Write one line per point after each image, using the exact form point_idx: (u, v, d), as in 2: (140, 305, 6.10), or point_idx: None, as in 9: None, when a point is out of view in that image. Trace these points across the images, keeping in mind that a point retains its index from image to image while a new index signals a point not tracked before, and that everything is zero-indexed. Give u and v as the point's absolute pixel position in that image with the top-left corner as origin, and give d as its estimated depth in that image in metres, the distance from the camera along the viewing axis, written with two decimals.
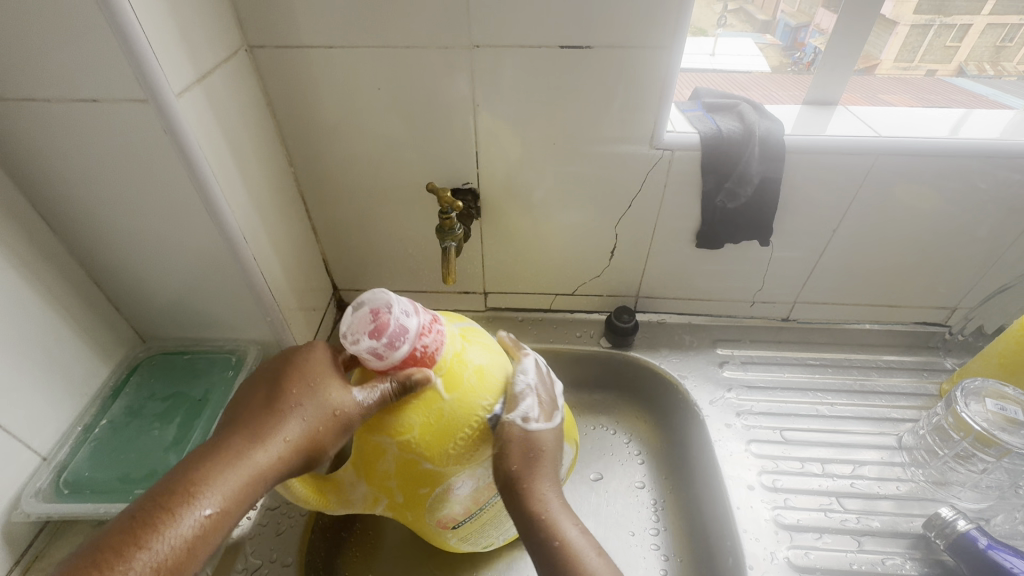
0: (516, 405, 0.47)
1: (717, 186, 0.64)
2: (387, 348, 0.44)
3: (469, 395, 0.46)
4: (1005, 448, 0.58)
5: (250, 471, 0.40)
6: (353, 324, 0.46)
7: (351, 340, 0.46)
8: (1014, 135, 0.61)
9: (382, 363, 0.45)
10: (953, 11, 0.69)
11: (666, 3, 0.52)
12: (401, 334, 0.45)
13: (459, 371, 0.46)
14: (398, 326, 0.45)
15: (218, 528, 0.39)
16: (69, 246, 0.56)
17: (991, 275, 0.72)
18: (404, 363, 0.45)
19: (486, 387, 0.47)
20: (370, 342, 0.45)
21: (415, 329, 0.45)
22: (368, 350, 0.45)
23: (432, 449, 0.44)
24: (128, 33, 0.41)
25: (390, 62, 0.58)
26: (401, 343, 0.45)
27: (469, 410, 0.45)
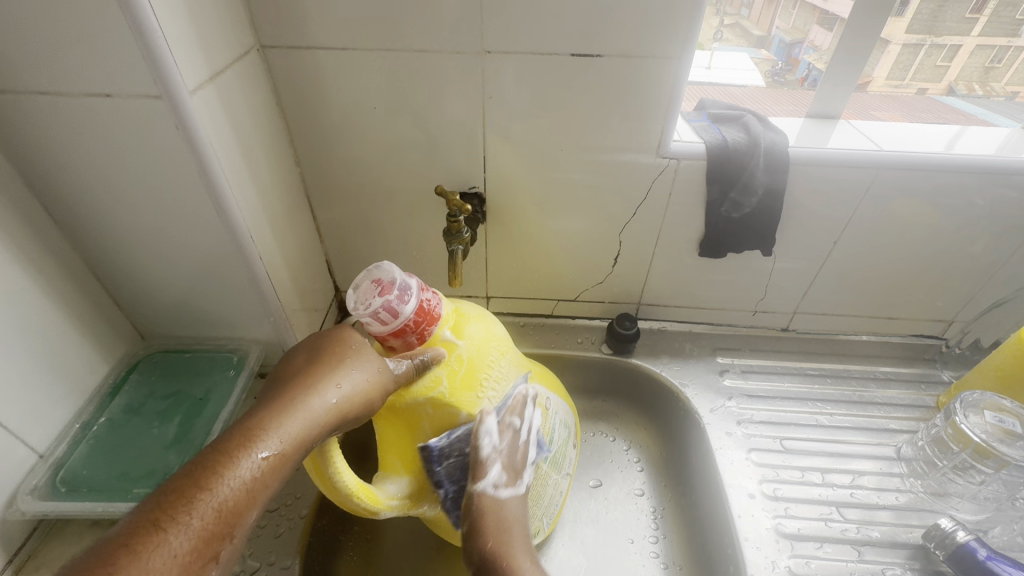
0: (482, 474, 0.48)
1: (722, 195, 0.64)
2: (398, 303, 0.47)
3: (480, 345, 0.50)
4: (1003, 460, 0.58)
5: (306, 419, 0.40)
6: (355, 298, 0.47)
7: (357, 309, 0.47)
8: (1011, 152, 0.63)
9: (394, 320, 0.46)
10: (943, 31, 0.70)
11: (676, 13, 0.53)
12: (406, 289, 0.47)
13: (466, 326, 0.51)
14: (403, 283, 0.47)
15: (276, 472, 0.38)
16: (74, 241, 0.55)
17: (987, 289, 0.73)
18: (416, 318, 0.47)
19: (491, 339, 0.52)
20: (382, 299, 0.46)
21: (417, 286, 0.48)
22: (380, 310, 0.46)
23: (463, 400, 0.48)
24: (146, 28, 0.41)
25: (401, 66, 0.58)
26: (408, 298, 0.47)
27: (484, 356, 0.50)
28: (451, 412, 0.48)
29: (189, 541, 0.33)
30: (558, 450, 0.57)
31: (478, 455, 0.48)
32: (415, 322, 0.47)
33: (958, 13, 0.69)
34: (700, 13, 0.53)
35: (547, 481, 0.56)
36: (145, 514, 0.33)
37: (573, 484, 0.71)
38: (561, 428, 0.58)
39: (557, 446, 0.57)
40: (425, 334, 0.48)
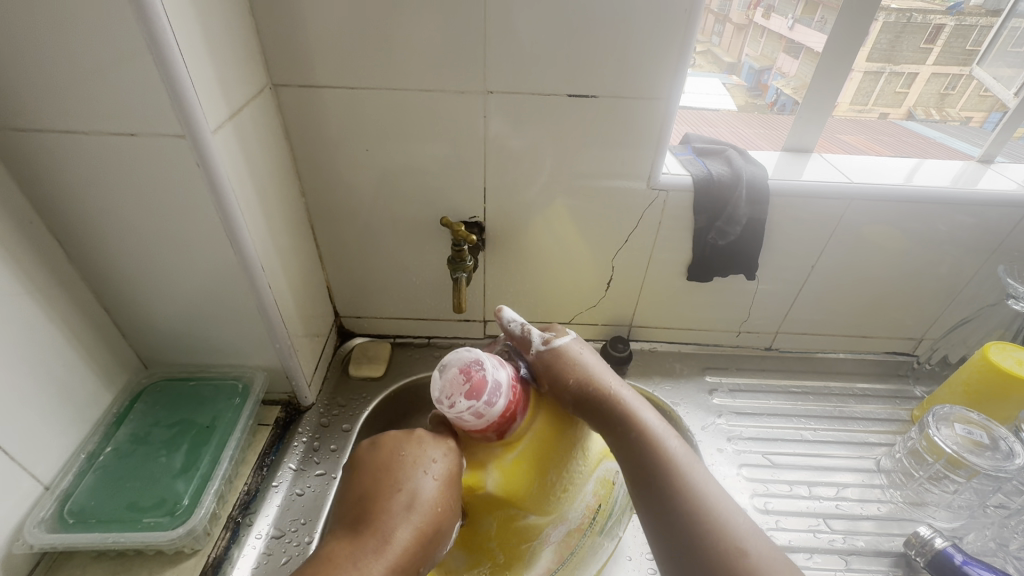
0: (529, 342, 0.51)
1: (708, 224, 0.69)
2: (487, 406, 0.42)
3: (574, 445, 0.47)
4: (973, 469, 0.62)
5: (396, 550, 0.39)
6: (442, 390, 0.43)
7: (447, 406, 0.43)
8: (966, 183, 0.69)
9: (485, 420, 0.43)
10: (900, 60, 0.75)
11: (664, 59, 0.58)
12: (497, 389, 0.43)
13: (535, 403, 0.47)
14: (494, 380, 0.43)
15: None
16: (83, 272, 0.56)
17: (952, 308, 0.79)
18: (500, 419, 0.44)
19: (585, 440, 0.48)
20: (470, 401, 0.42)
21: (506, 385, 0.44)
22: (467, 411, 0.42)
23: (532, 504, 0.46)
24: (174, 75, 0.43)
25: (407, 105, 0.61)
26: (498, 398, 0.43)
27: (569, 453, 0.47)
28: (515, 514, 0.46)
29: None
30: (615, 519, 0.54)
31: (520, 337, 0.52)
32: (498, 424, 0.44)
33: (913, 44, 0.73)
34: (686, 60, 0.58)
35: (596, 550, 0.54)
36: None
37: None
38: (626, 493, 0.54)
39: (614, 517, 0.54)
40: (507, 430, 0.45)
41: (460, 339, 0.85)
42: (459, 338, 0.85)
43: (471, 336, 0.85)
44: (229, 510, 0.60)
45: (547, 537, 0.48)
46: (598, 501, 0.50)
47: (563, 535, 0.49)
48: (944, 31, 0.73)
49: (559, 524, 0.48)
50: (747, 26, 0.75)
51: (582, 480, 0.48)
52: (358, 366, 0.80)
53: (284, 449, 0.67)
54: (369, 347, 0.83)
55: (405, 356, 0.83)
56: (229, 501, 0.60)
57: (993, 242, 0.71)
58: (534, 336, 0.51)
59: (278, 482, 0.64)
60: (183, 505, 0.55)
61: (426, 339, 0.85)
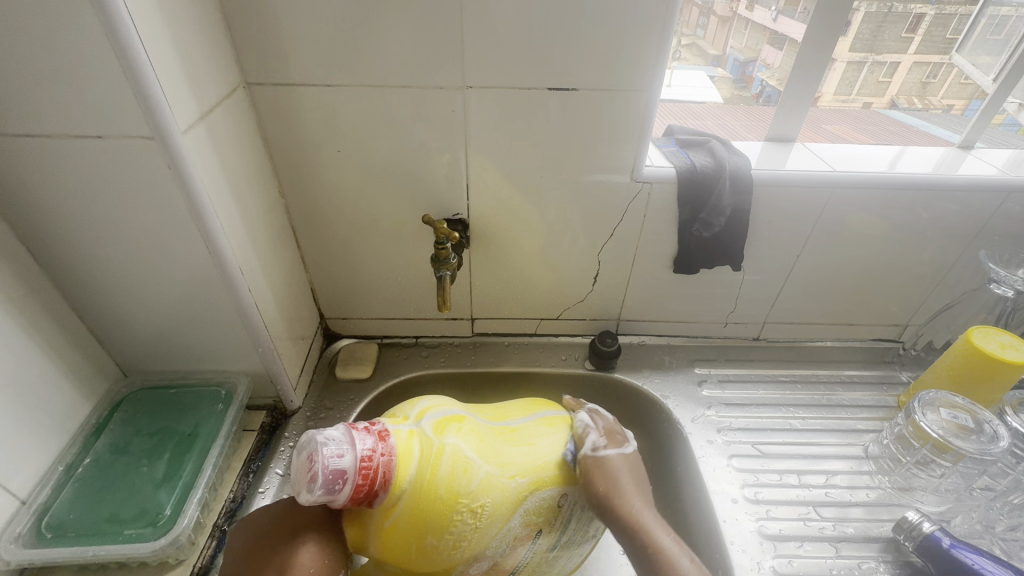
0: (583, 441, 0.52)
1: (692, 216, 0.68)
2: (329, 492, 0.43)
3: (444, 508, 0.44)
4: (959, 453, 0.62)
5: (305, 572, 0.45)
6: (295, 476, 0.45)
7: (296, 493, 0.44)
8: (947, 169, 0.69)
9: (337, 501, 0.43)
10: (883, 49, 0.75)
11: (643, 50, 0.57)
12: (338, 476, 0.43)
13: (406, 470, 0.44)
14: (333, 470, 0.43)
15: None
16: (56, 279, 0.55)
17: (937, 293, 0.79)
18: (352, 500, 0.44)
19: (461, 498, 0.45)
20: (311, 492, 0.43)
21: (351, 471, 0.43)
22: (316, 498, 0.43)
23: (419, 561, 0.46)
24: (140, 74, 0.42)
25: (384, 101, 0.60)
26: (342, 484, 0.43)
27: (442, 516, 0.44)
28: (412, 568, 0.47)
29: None
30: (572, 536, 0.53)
31: (575, 431, 0.53)
32: (353, 501, 0.44)
33: (894, 33, 0.73)
34: (666, 50, 0.57)
35: (559, 557, 0.54)
36: None
37: None
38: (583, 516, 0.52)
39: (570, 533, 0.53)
40: (371, 502, 0.44)
41: (448, 338, 0.84)
42: (446, 337, 0.85)
43: (459, 335, 0.84)
44: (215, 519, 0.59)
45: (466, 575, 0.49)
46: (522, 531, 0.49)
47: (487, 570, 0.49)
48: (926, 19, 0.73)
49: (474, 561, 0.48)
50: (732, 18, 0.75)
51: (477, 531, 0.46)
52: (345, 368, 0.79)
53: (271, 454, 0.66)
54: (356, 349, 0.82)
55: (392, 356, 0.82)
56: (215, 509, 0.59)
57: (975, 227, 0.71)
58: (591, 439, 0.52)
59: (266, 488, 0.63)
60: (165, 515, 0.54)
61: (414, 339, 0.84)
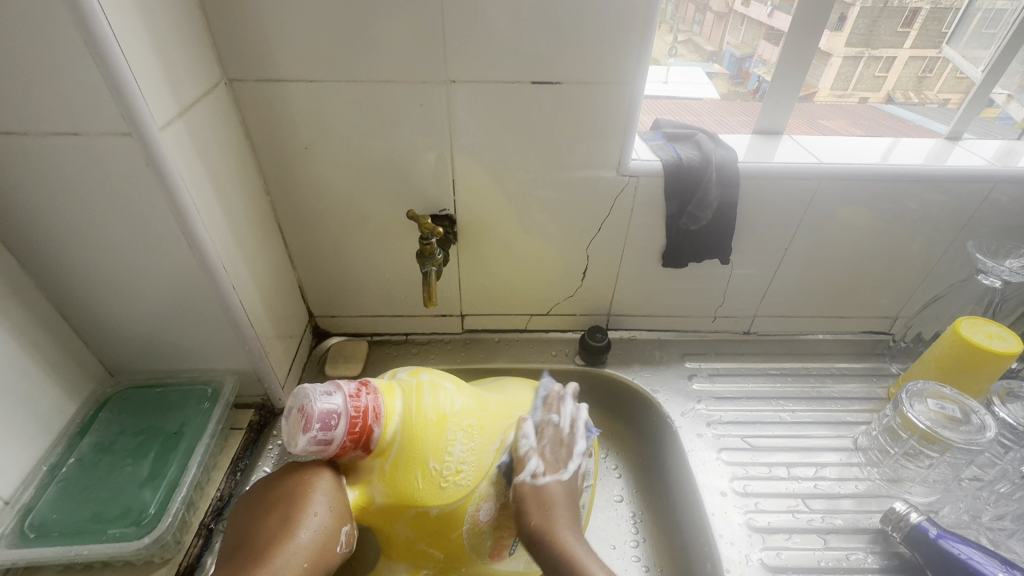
0: (522, 465, 0.51)
1: (680, 210, 0.68)
2: (325, 433, 0.46)
3: (435, 427, 0.49)
4: (947, 443, 0.62)
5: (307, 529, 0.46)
6: (288, 431, 0.48)
7: (294, 444, 0.47)
8: (935, 160, 0.69)
9: (334, 443, 0.47)
10: (879, 44, 0.75)
11: (627, 42, 0.57)
12: (331, 415, 0.46)
13: (393, 404, 0.49)
14: (325, 410, 0.46)
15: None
16: (37, 279, 0.55)
17: (926, 285, 0.79)
18: (349, 437, 0.47)
19: (448, 417, 0.50)
20: (308, 435, 0.46)
21: (344, 408, 0.47)
22: (313, 442, 0.46)
23: (426, 493, 0.49)
24: (115, 70, 0.42)
25: (367, 96, 0.60)
26: (336, 421, 0.46)
27: (436, 437, 0.49)
28: (420, 512, 0.50)
29: None
30: None
31: (517, 450, 0.52)
32: (352, 441, 0.47)
33: (891, 28, 0.73)
34: (649, 42, 0.57)
35: None
36: None
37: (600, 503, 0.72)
38: None
39: None
40: (368, 441, 0.48)
41: (437, 335, 0.84)
42: (436, 334, 0.85)
43: (448, 331, 0.84)
44: (202, 517, 0.58)
45: (475, 518, 0.51)
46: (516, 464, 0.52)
47: (495, 513, 0.51)
48: (920, 15, 0.73)
49: (477, 505, 0.50)
50: (728, 14, 0.76)
51: (473, 451, 0.50)
52: (334, 366, 0.78)
53: (258, 453, 0.66)
54: (345, 346, 0.81)
55: (382, 354, 0.82)
56: (201, 507, 0.59)
57: (962, 219, 0.71)
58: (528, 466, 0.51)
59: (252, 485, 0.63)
60: (149, 514, 0.54)
61: (404, 336, 0.84)
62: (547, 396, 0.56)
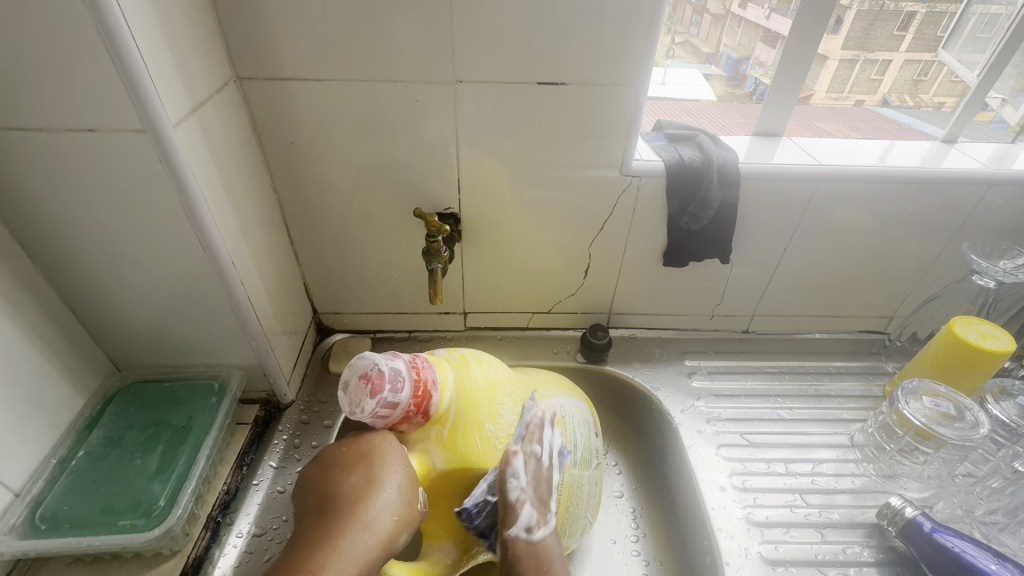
0: (516, 516, 0.50)
1: (681, 209, 0.69)
2: (392, 395, 0.48)
3: (486, 392, 0.53)
4: (942, 440, 0.63)
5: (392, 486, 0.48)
6: (351, 399, 0.49)
7: (358, 409, 0.49)
8: (931, 163, 0.70)
9: (397, 409, 0.49)
10: (874, 47, 0.76)
11: (632, 44, 0.58)
12: (397, 378, 0.49)
13: (447, 372, 0.52)
14: (390, 373, 0.49)
15: (396, 535, 0.47)
16: (48, 273, 0.55)
17: (922, 285, 0.81)
18: (413, 400, 0.49)
19: (495, 384, 0.54)
20: (375, 399, 0.48)
21: (407, 371, 0.49)
22: (378, 407, 0.48)
23: (484, 457, 0.51)
24: (130, 67, 0.42)
25: (375, 95, 0.61)
26: (402, 385, 0.49)
27: (489, 401, 0.53)
28: (475, 478, 0.52)
29: None
30: (585, 450, 0.60)
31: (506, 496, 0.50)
32: (416, 405, 0.49)
33: (888, 31, 0.74)
34: (654, 44, 0.58)
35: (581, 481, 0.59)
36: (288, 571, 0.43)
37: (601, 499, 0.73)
38: (582, 424, 0.61)
39: (583, 446, 0.60)
40: (429, 408, 0.50)
41: (441, 332, 0.85)
42: (439, 331, 0.85)
43: (451, 328, 0.85)
44: (209, 511, 0.59)
45: None
46: (555, 435, 0.56)
47: None
48: (916, 18, 0.75)
49: None
50: (726, 16, 0.77)
51: (518, 415, 0.54)
52: (338, 362, 0.79)
53: (264, 447, 0.67)
54: (349, 343, 0.82)
55: (386, 351, 0.83)
56: (208, 500, 0.60)
57: (957, 221, 0.73)
58: (519, 520, 0.50)
59: (260, 480, 0.64)
60: (159, 506, 0.55)
61: (407, 333, 0.85)
62: (529, 423, 0.53)
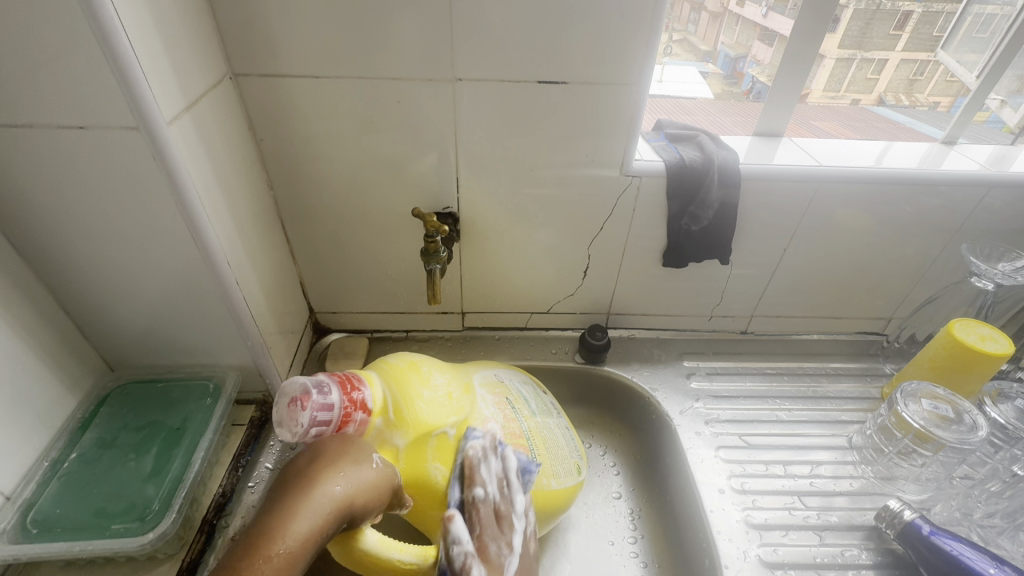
0: (475, 478, 0.53)
1: (682, 210, 0.69)
2: (323, 399, 0.50)
3: (412, 370, 0.57)
4: (940, 442, 0.63)
5: (347, 457, 0.47)
6: (283, 424, 0.50)
7: (291, 429, 0.50)
8: (930, 164, 0.70)
9: (332, 413, 0.51)
10: (870, 46, 0.76)
11: (633, 43, 0.57)
12: (322, 385, 0.51)
13: (368, 372, 0.56)
14: (312, 383, 0.51)
15: (355, 498, 0.46)
16: (39, 273, 0.54)
17: (921, 286, 0.81)
18: (346, 398, 0.52)
19: (418, 362, 0.59)
20: (307, 410, 0.50)
21: (328, 376, 0.52)
22: (313, 416, 0.50)
23: (434, 417, 0.55)
24: (123, 63, 0.42)
25: (371, 93, 0.60)
26: (329, 390, 0.51)
27: (417, 375, 0.57)
28: (440, 438, 0.54)
29: (290, 548, 0.40)
30: (535, 403, 0.67)
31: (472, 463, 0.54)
32: (351, 402, 0.52)
33: (883, 31, 0.74)
34: (655, 44, 0.57)
35: (551, 428, 0.65)
36: (231, 549, 0.40)
37: (599, 500, 0.73)
38: (526, 387, 0.69)
39: (532, 401, 0.67)
40: (365, 402, 0.53)
41: (439, 331, 0.84)
42: (437, 331, 0.85)
43: (449, 328, 0.84)
44: (204, 513, 0.59)
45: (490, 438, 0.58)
46: (496, 396, 0.63)
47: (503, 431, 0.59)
48: (912, 18, 0.74)
49: (482, 420, 0.59)
50: (723, 14, 0.76)
51: (449, 381, 0.59)
52: (334, 363, 0.78)
53: (260, 448, 0.66)
54: (346, 343, 0.81)
55: (383, 351, 0.82)
56: (203, 502, 0.59)
57: (956, 223, 0.73)
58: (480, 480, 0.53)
59: (255, 482, 0.63)
60: (153, 510, 0.54)
61: (405, 333, 0.84)
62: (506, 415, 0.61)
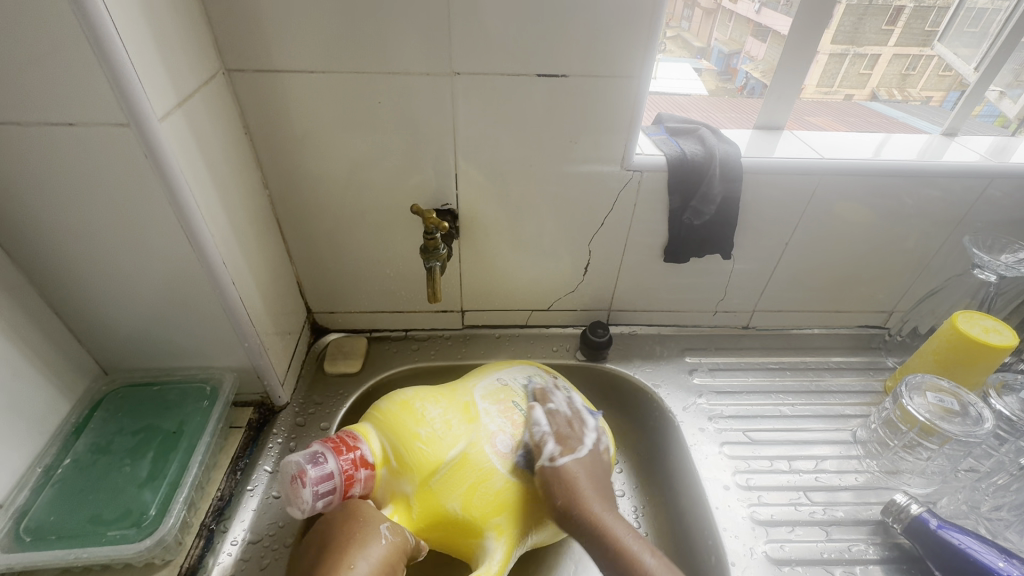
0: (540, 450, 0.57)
1: (683, 204, 0.68)
2: (319, 469, 0.54)
3: (403, 411, 0.58)
4: (946, 435, 0.63)
5: (357, 535, 0.50)
6: (290, 499, 0.54)
7: (298, 500, 0.53)
8: (931, 156, 0.70)
9: (333, 480, 0.54)
10: (864, 42, 0.75)
11: (633, 34, 0.56)
12: (317, 456, 0.55)
13: (362, 428, 0.59)
14: (308, 456, 0.55)
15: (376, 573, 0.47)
16: (30, 276, 0.53)
17: (921, 279, 0.80)
18: (343, 460, 0.55)
19: (410, 400, 0.60)
20: (309, 483, 0.53)
21: (322, 446, 0.56)
22: (316, 486, 0.53)
23: (433, 452, 0.55)
24: (113, 59, 0.40)
25: (368, 88, 0.59)
26: (324, 458, 0.54)
27: (411, 414, 0.58)
28: (446, 471, 0.55)
29: None
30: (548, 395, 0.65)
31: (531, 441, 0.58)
32: (350, 462, 0.55)
33: (876, 26, 0.73)
34: (656, 35, 0.57)
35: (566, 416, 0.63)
36: None
37: None
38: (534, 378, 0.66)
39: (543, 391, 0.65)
40: (363, 460, 0.56)
41: (438, 330, 0.83)
42: (436, 329, 0.84)
43: (449, 327, 0.83)
44: (203, 518, 0.58)
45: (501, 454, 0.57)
46: (501, 404, 0.61)
47: (512, 442, 0.58)
48: (904, 13, 0.74)
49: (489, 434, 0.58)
50: (717, 10, 0.76)
51: (445, 409, 0.59)
52: (333, 364, 0.77)
53: (258, 451, 0.65)
54: (344, 343, 0.80)
55: (382, 350, 0.81)
56: (201, 507, 0.58)
57: (959, 215, 0.72)
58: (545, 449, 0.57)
59: (255, 485, 0.62)
60: (149, 516, 0.53)
61: (404, 332, 0.83)
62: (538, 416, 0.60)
